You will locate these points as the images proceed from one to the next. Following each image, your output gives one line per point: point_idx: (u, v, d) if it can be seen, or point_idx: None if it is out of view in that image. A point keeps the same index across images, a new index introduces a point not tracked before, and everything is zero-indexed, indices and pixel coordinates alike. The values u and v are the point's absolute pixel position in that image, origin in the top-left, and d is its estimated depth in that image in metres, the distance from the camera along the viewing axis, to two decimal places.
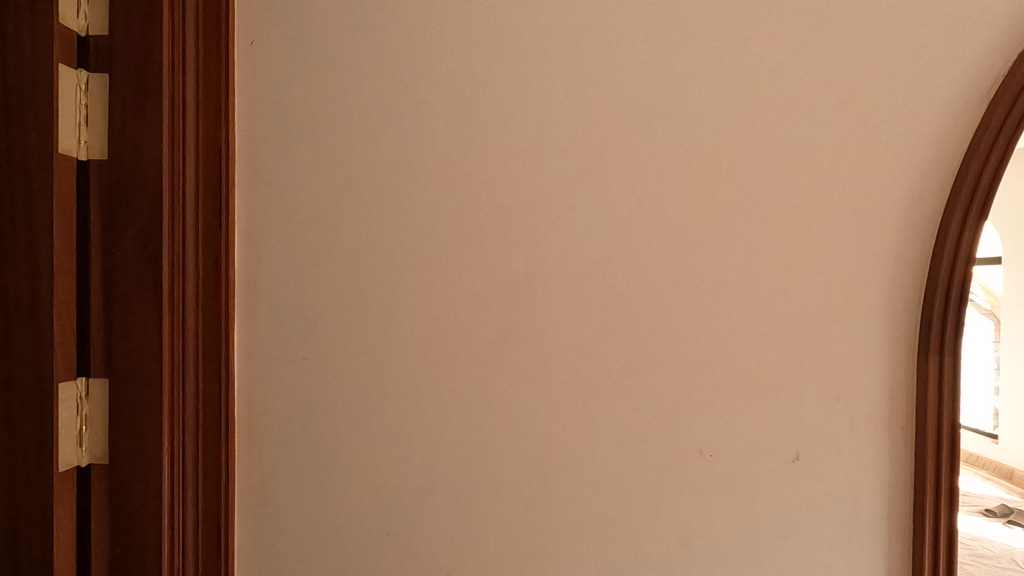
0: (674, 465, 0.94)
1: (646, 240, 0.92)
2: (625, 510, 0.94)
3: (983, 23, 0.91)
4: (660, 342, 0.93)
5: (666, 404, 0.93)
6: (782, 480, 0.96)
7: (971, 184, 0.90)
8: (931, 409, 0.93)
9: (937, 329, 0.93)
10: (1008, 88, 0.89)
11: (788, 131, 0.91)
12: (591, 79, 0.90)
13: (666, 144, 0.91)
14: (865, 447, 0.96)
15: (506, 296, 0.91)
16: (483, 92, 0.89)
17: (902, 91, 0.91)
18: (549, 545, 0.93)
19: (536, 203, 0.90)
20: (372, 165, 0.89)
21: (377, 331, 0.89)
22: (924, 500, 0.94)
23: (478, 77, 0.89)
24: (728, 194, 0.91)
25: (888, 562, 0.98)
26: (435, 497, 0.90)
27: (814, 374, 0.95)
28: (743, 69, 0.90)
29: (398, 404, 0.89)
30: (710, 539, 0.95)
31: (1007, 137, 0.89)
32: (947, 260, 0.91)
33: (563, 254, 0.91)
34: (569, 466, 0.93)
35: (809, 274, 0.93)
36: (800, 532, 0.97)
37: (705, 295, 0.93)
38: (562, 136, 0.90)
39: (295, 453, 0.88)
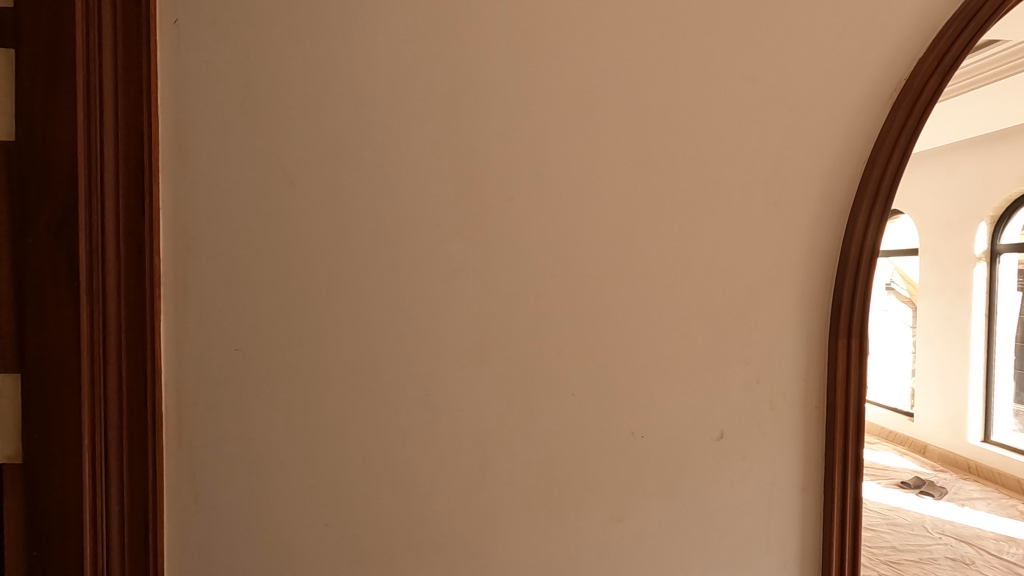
0: (606, 448, 0.95)
1: (582, 230, 0.92)
2: (562, 498, 0.94)
3: (888, 32, 0.97)
4: (597, 332, 0.94)
5: (601, 390, 0.94)
6: (708, 459, 0.99)
7: (875, 180, 0.98)
8: (839, 387, 1.00)
9: (847, 312, 0.99)
10: (908, 92, 0.97)
11: (718, 119, 0.93)
12: (529, 67, 0.87)
13: (602, 135, 0.91)
14: (783, 425, 1.01)
15: (442, 287, 0.88)
16: (420, 73, 0.85)
17: (816, 92, 0.96)
18: (487, 534, 0.92)
19: (473, 192, 0.88)
20: (304, 151, 0.82)
21: (316, 328, 0.85)
22: (833, 471, 1.01)
23: (417, 63, 0.84)
24: (661, 181, 0.93)
25: (804, 531, 1.04)
26: (371, 490, 0.88)
27: (738, 357, 0.99)
28: (676, 64, 0.91)
29: (335, 400, 0.86)
30: (642, 520, 0.97)
31: (906, 138, 0.97)
32: (855, 247, 0.98)
33: (502, 245, 0.89)
34: (505, 457, 0.92)
35: (734, 260, 0.97)
36: (726, 509, 1.00)
37: (638, 284, 0.94)
38: (502, 126, 0.88)
39: (227, 453, 0.84)
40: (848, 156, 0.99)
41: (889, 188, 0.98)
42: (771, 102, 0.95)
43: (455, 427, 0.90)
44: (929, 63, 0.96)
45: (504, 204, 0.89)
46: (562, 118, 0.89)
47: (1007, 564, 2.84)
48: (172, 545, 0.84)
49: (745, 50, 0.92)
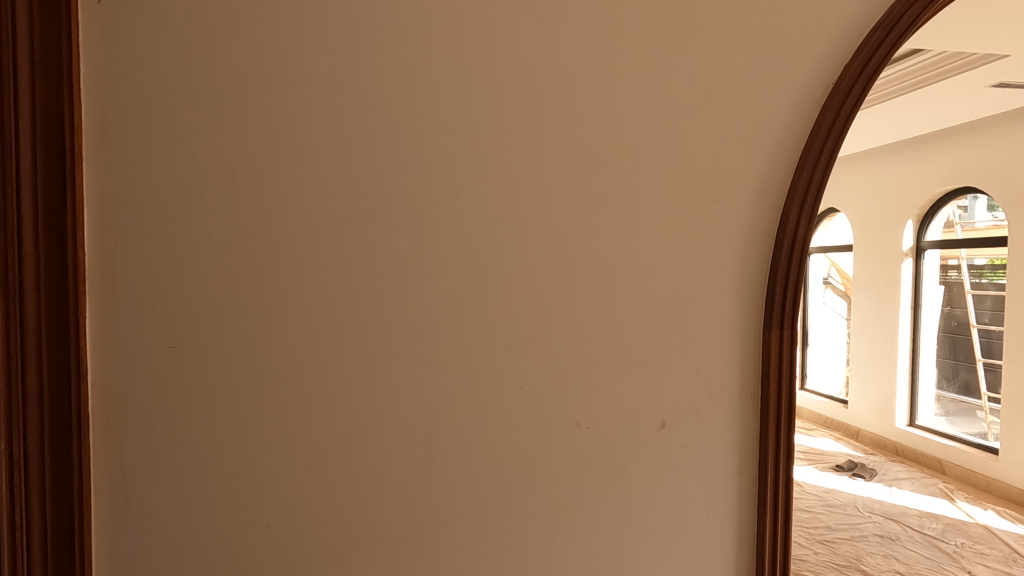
0: (553, 439, 0.97)
1: (528, 224, 0.93)
2: (510, 489, 0.96)
3: (818, 39, 1.02)
4: (543, 326, 0.95)
5: (547, 382, 0.96)
6: (651, 448, 1.02)
7: (806, 179, 1.03)
8: (773, 375, 1.05)
9: (780, 304, 1.04)
10: (836, 96, 1.02)
11: (660, 118, 0.96)
12: (475, 62, 0.88)
13: (548, 132, 0.92)
14: (722, 413, 1.06)
15: (388, 282, 0.87)
16: (364, 65, 0.83)
17: (752, 94, 1.00)
18: (435, 528, 0.93)
19: (418, 186, 0.87)
20: (243, 142, 0.80)
21: (255, 323, 0.83)
22: (768, 455, 1.06)
23: (361, 54, 0.83)
24: (606, 178, 0.95)
25: (741, 514, 1.08)
26: (315, 487, 0.87)
27: (679, 349, 1.02)
28: (619, 64, 0.93)
29: (278, 397, 0.84)
30: (588, 509, 0.99)
31: (834, 140, 1.03)
32: (787, 242, 1.03)
33: (449, 238, 0.90)
34: (453, 451, 0.93)
35: (676, 255, 1.00)
36: (669, 495, 1.04)
37: (583, 278, 0.96)
38: (448, 120, 0.87)
39: (162, 456, 0.80)
40: (781, 156, 1.04)
41: (818, 186, 1.04)
42: (710, 102, 0.98)
43: (402, 422, 0.90)
44: (856, 69, 1.02)
45: (451, 198, 0.89)
46: (508, 114, 0.90)
47: (929, 538, 3.06)
48: (99, 558, 0.79)
49: (686, 51, 0.95)
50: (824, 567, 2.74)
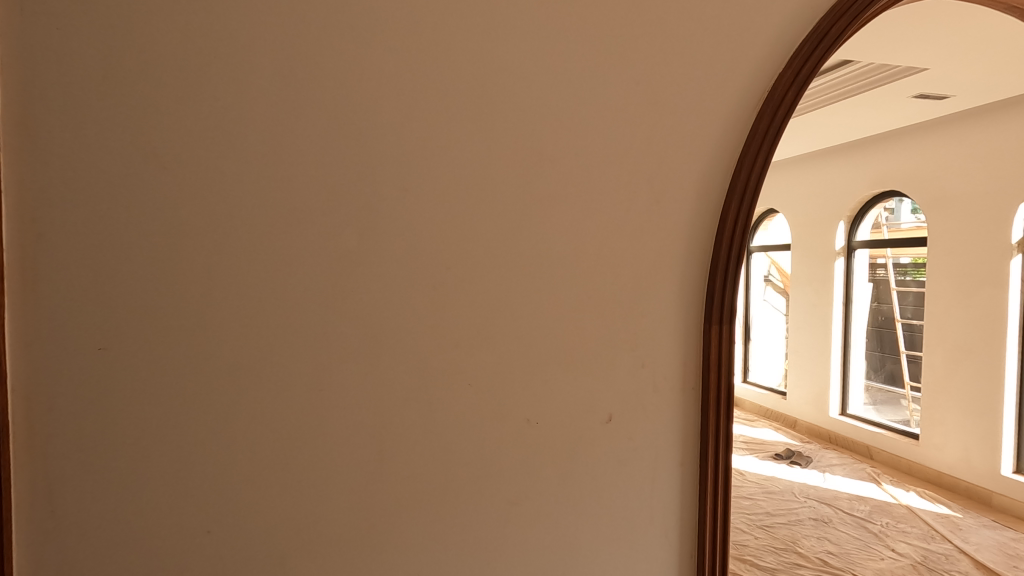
0: (503, 435, 0.98)
1: (476, 222, 0.93)
2: (460, 486, 0.96)
3: (753, 49, 1.07)
4: (492, 322, 0.96)
5: (496, 379, 0.97)
6: (599, 441, 1.05)
7: (743, 181, 1.08)
8: (713, 369, 1.10)
9: (719, 300, 1.09)
10: (769, 103, 1.07)
11: (606, 119, 0.99)
12: (423, 61, 0.88)
13: (496, 132, 0.93)
14: (665, 405, 1.10)
15: (335, 280, 0.86)
16: (309, 60, 0.82)
17: (692, 99, 1.04)
18: (384, 526, 0.92)
19: (365, 183, 0.86)
20: (180, 134, 0.77)
21: (194, 323, 0.80)
22: (708, 445, 1.11)
23: (305, 49, 0.82)
24: (553, 177, 0.97)
25: (684, 503, 1.13)
26: (259, 490, 0.85)
27: (625, 344, 1.06)
28: (565, 66, 0.95)
29: (219, 399, 0.82)
30: (537, 503, 1.01)
31: (769, 144, 1.08)
32: (726, 241, 1.08)
33: (397, 236, 0.89)
34: (402, 450, 0.92)
35: (622, 253, 1.03)
36: (615, 486, 1.07)
37: (531, 276, 0.97)
38: (396, 117, 0.87)
39: (92, 462, 0.76)
40: (720, 159, 1.09)
41: (755, 188, 1.09)
42: (654, 104, 1.02)
43: (350, 421, 0.89)
44: (788, 77, 1.07)
45: (400, 195, 0.88)
46: (456, 113, 0.90)
47: (858, 520, 3.26)
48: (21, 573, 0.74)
49: (629, 56, 0.98)
50: (764, 550, 2.88)
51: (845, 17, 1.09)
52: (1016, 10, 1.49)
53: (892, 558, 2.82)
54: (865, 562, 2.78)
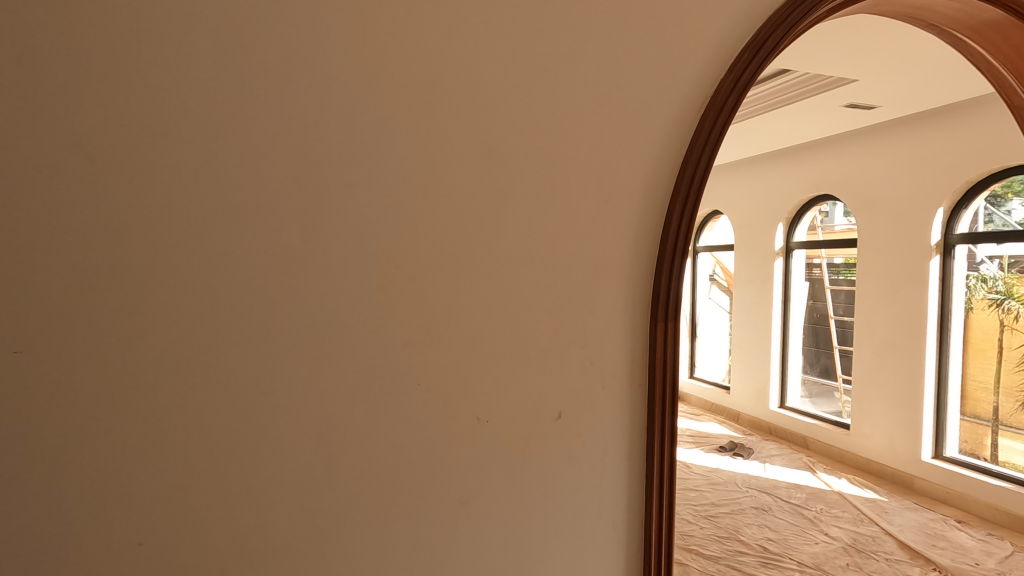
0: (452, 434, 0.98)
1: (425, 221, 0.92)
2: (409, 487, 0.95)
3: (696, 55, 1.11)
4: (441, 321, 0.95)
5: (445, 378, 0.96)
6: (549, 438, 1.06)
7: (687, 183, 1.11)
8: (659, 365, 1.13)
9: (664, 298, 1.12)
10: (711, 107, 1.11)
11: (556, 119, 1.00)
12: (369, 56, 0.86)
13: (445, 129, 0.92)
14: (613, 401, 1.12)
15: (278, 278, 0.83)
16: (249, 52, 0.79)
17: (639, 102, 1.07)
18: (330, 530, 0.90)
19: (310, 179, 0.84)
20: (109, 123, 0.73)
21: (125, 323, 0.75)
22: (654, 439, 1.14)
23: (245, 40, 0.79)
24: (503, 175, 0.97)
25: (632, 497, 1.15)
26: (196, 497, 0.81)
27: (574, 342, 1.07)
28: (514, 66, 0.96)
29: (152, 402, 0.77)
30: (488, 501, 1.01)
31: (711, 147, 1.12)
32: (671, 241, 1.12)
33: (344, 233, 0.87)
34: (349, 453, 0.90)
35: (571, 252, 1.05)
36: (565, 483, 1.08)
37: (481, 275, 0.97)
38: (341, 112, 0.85)
39: (9, 472, 0.71)
40: (665, 161, 1.12)
41: (698, 190, 1.12)
42: (602, 106, 1.04)
43: (295, 423, 0.86)
44: (729, 83, 1.11)
45: (347, 191, 0.87)
46: (404, 110, 0.89)
47: (795, 507, 3.43)
48: None
49: (577, 59, 1.00)
50: (709, 539, 2.99)
51: (781, 29, 1.14)
52: (934, 28, 1.59)
53: (825, 542, 2.99)
54: (802, 547, 2.93)
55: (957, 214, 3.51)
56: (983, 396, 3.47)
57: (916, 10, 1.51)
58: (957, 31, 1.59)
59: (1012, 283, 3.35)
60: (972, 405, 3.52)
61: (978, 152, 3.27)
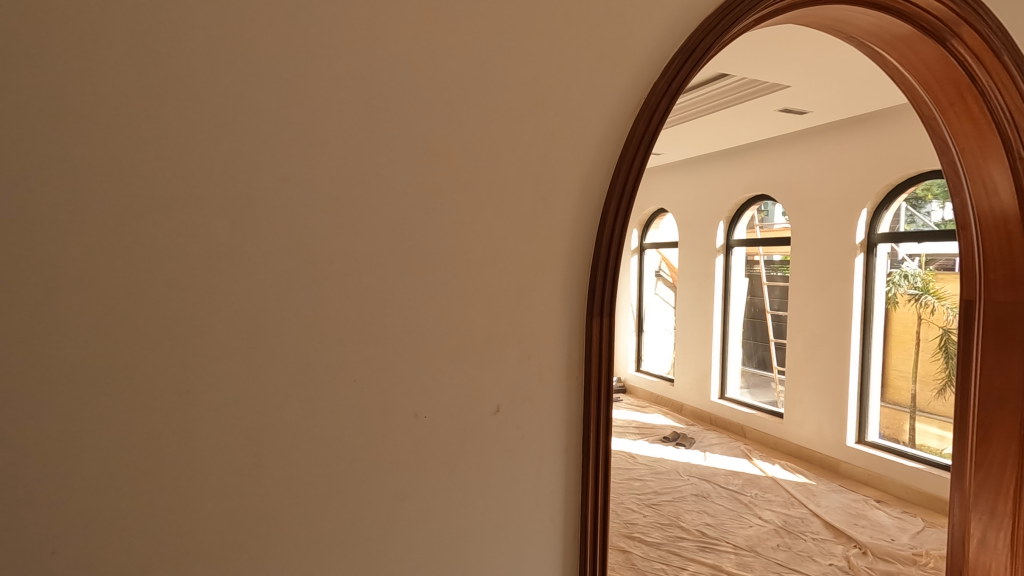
0: (389, 430, 0.97)
1: (361, 216, 0.92)
2: (345, 483, 0.94)
3: (631, 60, 1.14)
4: (377, 317, 0.95)
5: (382, 374, 0.96)
6: (487, 431, 1.07)
7: (622, 183, 1.14)
8: (594, 359, 1.16)
9: (600, 293, 1.16)
10: (645, 110, 1.15)
11: (494, 116, 1.01)
12: (302, 51, 0.85)
13: (382, 125, 0.92)
14: (551, 395, 1.14)
15: (205, 273, 0.81)
16: (174, 41, 0.77)
17: (576, 103, 1.10)
18: (262, 530, 0.88)
19: (240, 172, 0.82)
20: (14, 108, 0.69)
21: (33, 323, 0.71)
22: (590, 430, 1.17)
23: (169, 29, 0.76)
24: (441, 171, 0.98)
25: (568, 487, 1.18)
26: (118, 499, 0.78)
27: (513, 337, 1.09)
28: (451, 65, 0.97)
29: (67, 403, 0.74)
30: (426, 495, 1.01)
31: (645, 149, 1.15)
32: (606, 239, 1.15)
33: (275, 228, 0.85)
34: (281, 449, 0.89)
35: (509, 248, 1.06)
36: (504, 475, 1.10)
37: (418, 270, 0.98)
38: (273, 105, 0.84)
39: None
40: (602, 161, 1.15)
41: (633, 189, 1.16)
42: (540, 105, 1.06)
43: (224, 422, 0.84)
44: (661, 87, 1.15)
45: (277, 185, 0.85)
46: (338, 106, 0.88)
47: (732, 493, 3.59)
48: None
49: (515, 60, 1.02)
50: (651, 527, 3.09)
51: (711, 35, 1.19)
52: (854, 40, 1.71)
53: (758, 524, 3.15)
54: (737, 530, 3.08)
55: (880, 215, 3.75)
56: (903, 384, 3.74)
57: (835, 23, 1.61)
58: (873, 44, 1.71)
59: (930, 280, 3.60)
60: (891, 393, 3.78)
61: (897, 157, 3.51)
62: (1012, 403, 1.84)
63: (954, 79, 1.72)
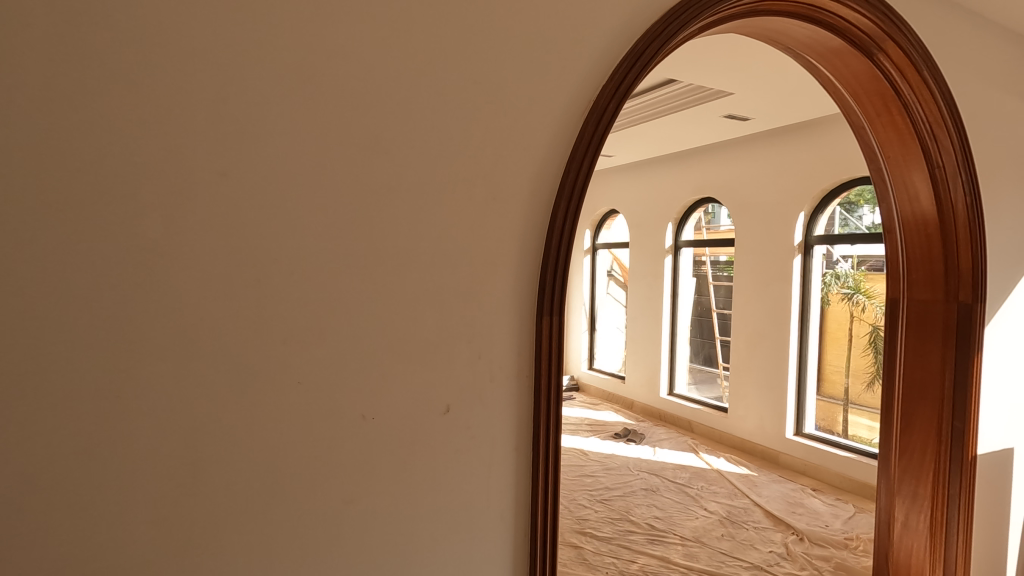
0: (334, 433, 0.95)
1: (304, 214, 0.89)
2: (287, 489, 0.91)
3: (579, 63, 1.16)
4: (321, 317, 0.92)
5: (326, 376, 0.94)
6: (436, 432, 1.06)
7: (571, 183, 1.15)
8: (544, 358, 1.17)
9: (550, 292, 1.16)
10: (593, 113, 1.16)
11: (443, 114, 1.01)
12: (241, 45, 0.83)
13: (326, 122, 0.90)
14: (501, 394, 1.14)
15: (135, 271, 0.78)
16: (102, 32, 0.75)
17: (525, 104, 1.10)
18: (198, 538, 0.85)
19: (173, 167, 0.80)
20: None
21: None
22: (540, 429, 1.18)
23: (97, 20, 0.74)
24: (388, 169, 0.96)
25: (518, 486, 1.18)
26: (40, 506, 0.74)
27: (462, 337, 1.08)
28: (398, 63, 0.96)
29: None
30: (373, 498, 1.00)
31: (593, 150, 1.17)
32: (556, 239, 1.16)
33: (211, 226, 0.83)
34: (219, 454, 0.85)
35: (458, 248, 1.06)
36: (454, 475, 1.09)
37: (364, 269, 0.96)
38: (209, 100, 0.81)
39: None
40: (551, 161, 1.16)
41: (582, 189, 1.17)
42: (490, 104, 1.06)
43: (157, 426, 0.81)
44: (609, 90, 1.17)
45: (213, 181, 0.82)
46: (279, 101, 0.86)
47: (680, 486, 3.71)
48: None
49: (464, 60, 1.02)
50: (602, 522, 3.15)
51: (657, 42, 1.22)
52: (792, 51, 1.80)
53: (704, 515, 3.27)
54: (684, 522, 3.18)
55: (816, 218, 3.95)
56: (837, 378, 3.95)
57: (772, 34, 1.70)
58: (808, 55, 1.80)
59: (860, 279, 3.83)
60: (827, 387, 4.00)
61: (830, 164, 3.71)
62: (931, 393, 1.98)
63: (880, 91, 1.83)
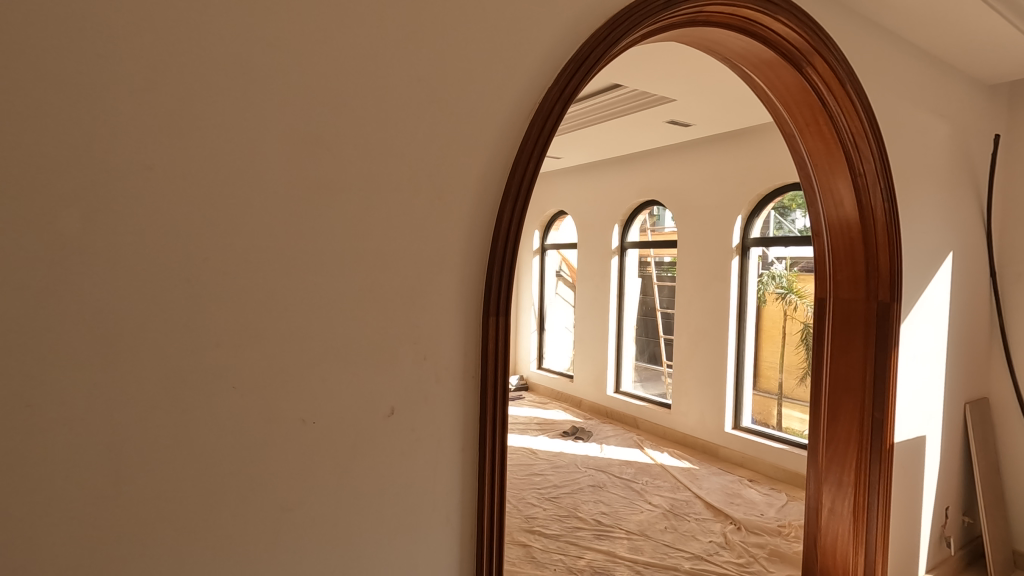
0: (273, 438, 0.92)
1: (239, 211, 0.86)
2: (222, 497, 0.88)
3: (525, 66, 1.17)
4: (258, 319, 0.89)
5: (264, 379, 0.90)
6: (380, 434, 1.04)
7: (517, 184, 1.16)
8: (490, 358, 1.17)
9: (496, 292, 1.16)
10: (538, 115, 1.18)
11: (387, 112, 0.99)
12: (171, 34, 0.79)
13: (264, 117, 0.87)
14: (447, 395, 1.13)
15: (51, 270, 0.73)
16: (13, 13, 0.69)
17: (471, 104, 1.10)
18: (123, 553, 0.80)
19: (96, 160, 0.75)
20: None
21: None
22: (486, 429, 1.17)
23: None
24: (329, 166, 0.94)
25: (465, 486, 1.18)
26: None
27: (407, 337, 1.07)
28: (340, 60, 0.94)
29: None
30: (314, 504, 0.97)
31: (539, 152, 1.18)
32: (502, 239, 1.16)
33: (137, 222, 0.78)
34: (147, 463, 0.81)
35: (403, 247, 1.04)
36: (399, 478, 1.07)
37: (304, 269, 0.93)
38: (137, 90, 0.77)
39: None
40: (497, 162, 1.16)
41: (528, 190, 1.18)
42: (435, 103, 1.05)
43: (77, 435, 0.76)
44: (553, 93, 1.19)
45: (140, 176, 0.78)
46: (213, 94, 0.83)
47: (626, 481, 3.80)
48: None
49: (408, 59, 1.01)
50: (551, 519, 3.19)
51: (600, 47, 1.25)
52: (729, 62, 1.88)
53: (648, 509, 3.36)
54: (629, 516, 3.26)
55: (752, 221, 4.14)
56: (772, 373, 4.15)
57: (710, 44, 1.77)
58: (743, 65, 1.89)
59: (794, 280, 4.02)
60: (762, 382, 4.20)
61: (765, 170, 3.90)
62: (855, 387, 2.11)
63: (808, 102, 1.94)
